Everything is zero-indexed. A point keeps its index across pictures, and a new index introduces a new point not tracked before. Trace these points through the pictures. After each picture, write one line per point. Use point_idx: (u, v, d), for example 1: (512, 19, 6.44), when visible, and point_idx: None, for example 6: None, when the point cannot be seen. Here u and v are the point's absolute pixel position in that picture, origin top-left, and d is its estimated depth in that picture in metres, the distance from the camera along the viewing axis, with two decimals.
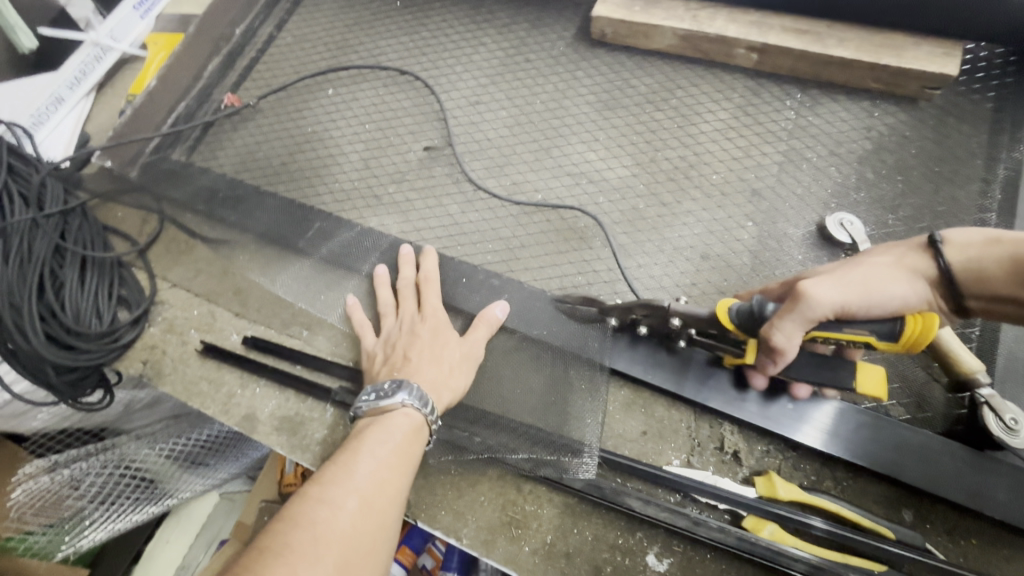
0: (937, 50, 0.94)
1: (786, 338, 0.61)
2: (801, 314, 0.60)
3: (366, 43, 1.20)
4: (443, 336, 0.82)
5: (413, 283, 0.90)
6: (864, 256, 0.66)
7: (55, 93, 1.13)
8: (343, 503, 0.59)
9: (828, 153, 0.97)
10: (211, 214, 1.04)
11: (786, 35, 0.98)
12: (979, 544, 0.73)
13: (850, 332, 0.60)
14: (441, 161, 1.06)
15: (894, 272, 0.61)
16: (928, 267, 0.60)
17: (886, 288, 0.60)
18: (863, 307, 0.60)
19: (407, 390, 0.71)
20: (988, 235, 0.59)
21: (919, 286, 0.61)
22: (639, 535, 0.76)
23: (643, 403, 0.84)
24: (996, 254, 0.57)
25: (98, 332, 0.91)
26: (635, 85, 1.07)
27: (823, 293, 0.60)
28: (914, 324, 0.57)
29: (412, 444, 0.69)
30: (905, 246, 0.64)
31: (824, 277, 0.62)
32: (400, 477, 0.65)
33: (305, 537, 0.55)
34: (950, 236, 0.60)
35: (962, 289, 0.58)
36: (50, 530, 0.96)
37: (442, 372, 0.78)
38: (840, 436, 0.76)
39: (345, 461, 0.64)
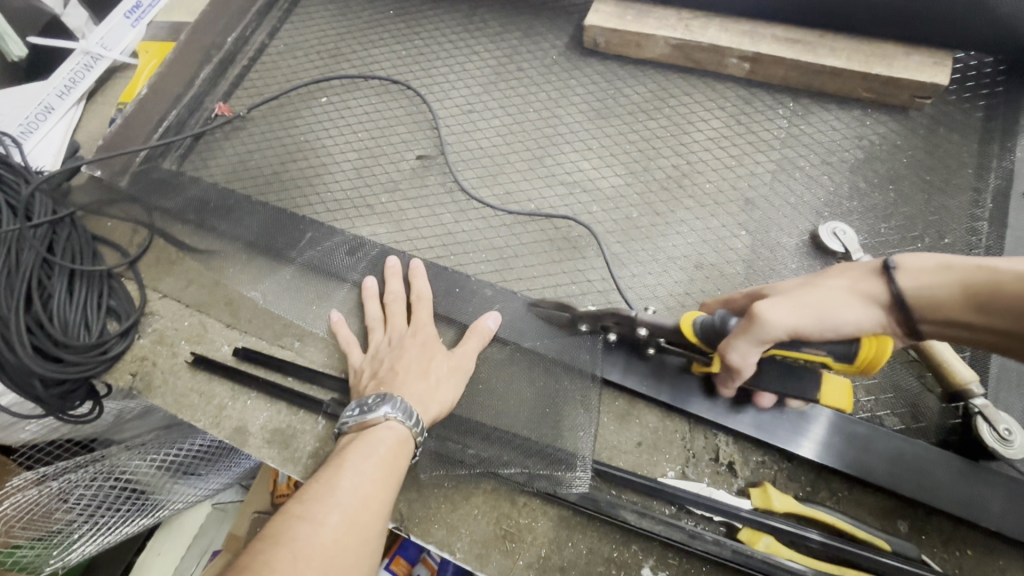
0: (927, 60, 0.94)
1: (741, 357, 0.63)
2: (755, 335, 0.60)
3: (358, 52, 1.19)
4: (430, 350, 0.81)
5: (401, 297, 0.90)
6: (818, 277, 0.63)
7: (44, 101, 1.12)
8: (325, 519, 0.58)
9: (821, 161, 0.97)
10: (201, 223, 1.03)
11: (778, 45, 0.99)
12: (974, 555, 0.72)
13: (808, 352, 0.61)
14: (434, 170, 1.05)
15: (848, 296, 0.58)
16: (882, 292, 0.57)
17: (838, 312, 0.58)
18: (817, 331, 0.58)
19: (390, 402, 0.71)
20: (941, 260, 0.55)
21: (874, 312, 0.57)
22: (634, 548, 0.76)
23: (637, 414, 0.84)
24: (948, 280, 0.54)
25: (86, 345, 0.89)
26: (627, 94, 1.07)
27: (776, 318, 0.58)
28: (869, 348, 0.58)
29: (397, 458, 0.68)
30: (860, 269, 0.61)
31: (778, 298, 0.60)
32: (384, 491, 0.64)
33: (284, 554, 0.54)
34: (904, 261, 0.57)
35: (915, 315, 0.55)
36: (37, 544, 0.94)
37: (429, 385, 0.77)
38: (833, 446, 0.76)
39: (328, 477, 0.63)
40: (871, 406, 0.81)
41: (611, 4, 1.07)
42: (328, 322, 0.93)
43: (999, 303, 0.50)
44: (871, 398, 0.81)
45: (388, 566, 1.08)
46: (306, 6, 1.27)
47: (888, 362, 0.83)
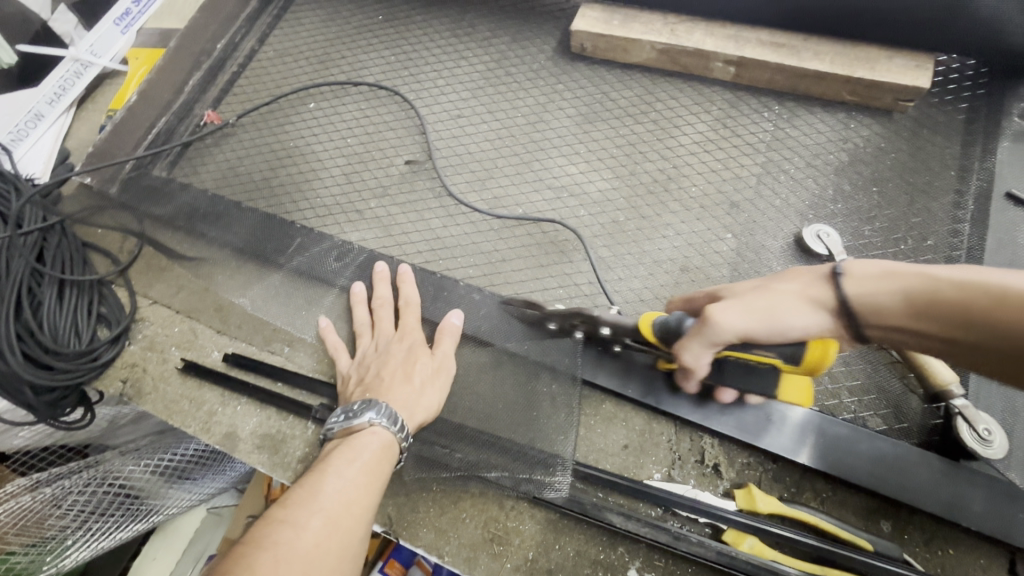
0: (910, 63, 0.95)
1: (694, 358, 0.66)
2: (706, 338, 0.63)
3: (347, 58, 1.20)
4: (415, 354, 0.82)
5: (389, 302, 0.90)
6: (772, 281, 0.64)
7: (34, 109, 1.13)
8: (307, 524, 0.59)
9: (805, 164, 0.98)
10: (191, 230, 1.04)
11: (763, 49, 1.00)
12: (956, 554, 0.73)
13: (758, 353, 0.63)
14: (423, 175, 1.06)
15: (798, 301, 0.60)
16: (829, 299, 0.58)
17: (787, 317, 0.59)
18: (766, 334, 0.60)
19: (375, 408, 0.72)
20: (886, 267, 0.57)
21: (822, 317, 0.59)
22: (621, 550, 0.76)
23: (624, 417, 0.84)
24: (890, 288, 0.55)
25: (77, 352, 0.90)
26: (615, 98, 1.07)
27: (727, 321, 0.61)
28: (814, 350, 0.61)
29: (381, 463, 0.68)
30: (812, 274, 0.62)
31: (730, 302, 0.62)
32: (367, 495, 0.64)
33: (264, 558, 0.54)
34: (851, 269, 0.58)
35: (859, 320, 0.57)
36: (32, 550, 0.95)
37: (414, 391, 0.78)
38: (817, 447, 0.77)
39: (311, 483, 0.63)
40: (855, 407, 0.82)
41: (597, 9, 1.08)
42: (317, 328, 0.94)
43: (938, 312, 0.52)
44: (854, 399, 0.82)
45: (382, 569, 1.09)
46: (296, 12, 1.28)
47: (872, 363, 0.84)
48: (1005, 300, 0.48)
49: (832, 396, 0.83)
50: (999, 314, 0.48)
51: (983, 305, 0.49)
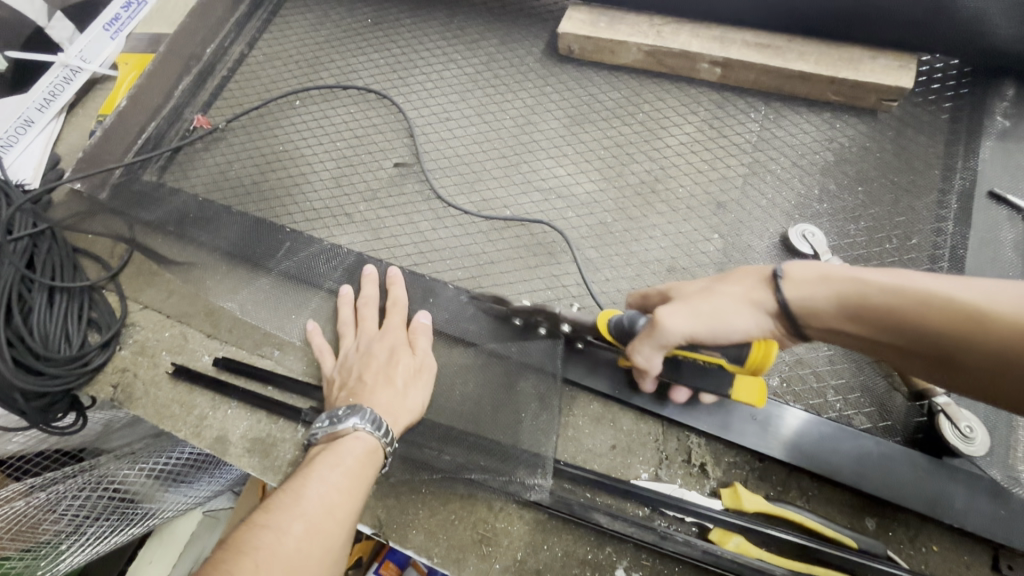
0: (893, 63, 0.96)
1: (645, 359, 0.68)
2: (656, 341, 0.65)
3: (336, 61, 1.20)
4: (396, 355, 0.82)
5: (374, 303, 0.91)
6: (719, 282, 0.66)
7: (25, 115, 1.12)
8: (288, 529, 0.59)
9: (791, 164, 0.99)
10: (181, 235, 1.04)
11: (748, 50, 1.00)
12: (940, 551, 0.74)
13: (704, 353, 0.66)
14: (411, 178, 1.06)
15: (741, 304, 0.62)
16: (770, 301, 0.62)
17: (731, 320, 0.62)
18: (712, 336, 0.63)
19: (359, 414, 0.72)
20: (822, 270, 0.61)
21: (764, 318, 0.63)
22: (608, 549, 0.77)
23: (611, 417, 0.85)
24: (826, 291, 0.59)
25: (68, 357, 0.90)
26: (602, 100, 1.08)
27: (673, 324, 0.63)
28: (756, 352, 0.63)
29: (364, 467, 0.69)
30: (754, 275, 0.64)
31: (678, 304, 0.64)
32: (349, 500, 0.64)
33: (245, 562, 0.55)
34: (791, 271, 0.61)
35: (799, 322, 0.61)
36: (27, 555, 0.94)
37: (398, 393, 0.78)
38: (801, 447, 0.77)
39: (294, 487, 0.64)
40: (840, 405, 0.82)
41: (583, 12, 1.09)
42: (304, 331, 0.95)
43: (869, 315, 0.57)
44: (839, 398, 0.83)
45: (377, 570, 1.10)
46: (285, 16, 1.29)
47: (856, 362, 0.85)
48: (926, 306, 0.53)
49: (817, 395, 0.84)
50: (921, 318, 0.53)
51: (908, 309, 0.54)
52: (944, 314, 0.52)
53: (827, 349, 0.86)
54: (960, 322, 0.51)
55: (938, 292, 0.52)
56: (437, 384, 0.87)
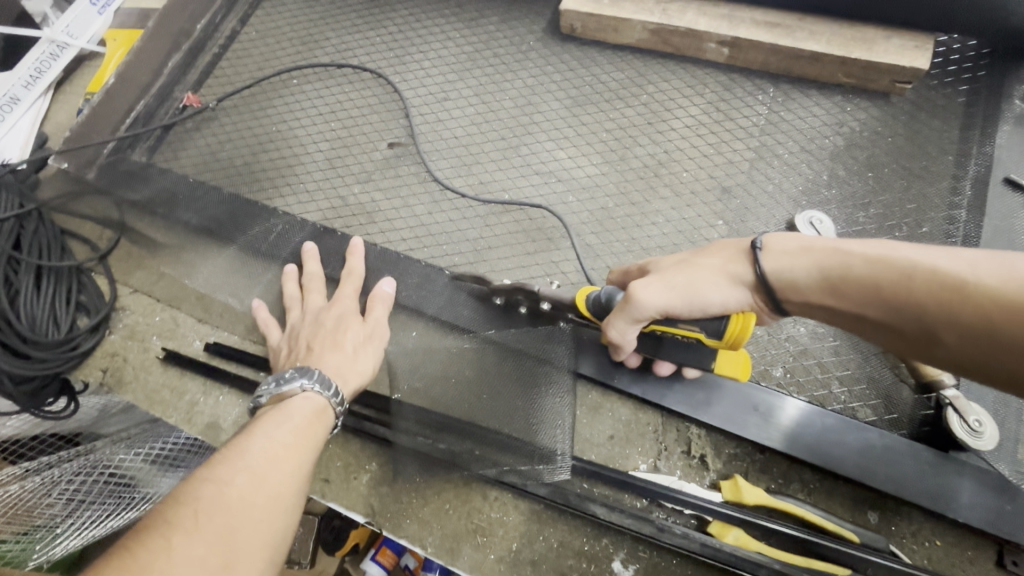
0: (908, 44, 0.92)
1: (620, 333, 0.68)
2: (631, 315, 0.65)
3: (331, 39, 1.17)
4: (344, 321, 0.82)
5: (319, 276, 0.91)
6: (697, 256, 0.67)
7: (9, 92, 1.09)
8: (231, 479, 0.56)
9: (799, 148, 0.95)
10: (172, 217, 1.02)
11: (757, 29, 0.97)
12: (944, 545, 0.72)
13: (683, 327, 0.66)
14: (408, 160, 1.03)
15: (718, 277, 0.63)
16: (747, 274, 0.62)
17: (706, 294, 0.63)
18: (688, 309, 0.64)
19: (307, 374, 0.72)
20: (803, 242, 0.61)
21: (741, 291, 0.63)
22: (605, 541, 0.76)
23: (610, 407, 0.83)
24: (806, 263, 0.59)
25: (55, 341, 0.88)
26: (604, 81, 1.04)
27: (647, 297, 0.63)
28: (735, 324, 0.64)
29: (312, 425, 0.67)
30: (735, 248, 0.65)
31: (653, 278, 0.65)
32: (297, 454, 0.62)
33: (183, 512, 0.51)
34: (770, 243, 0.62)
35: (778, 295, 0.61)
36: (22, 538, 0.92)
37: (346, 357, 0.78)
38: (793, 431, 0.76)
39: (237, 444, 0.61)
40: (844, 397, 0.80)
41: None
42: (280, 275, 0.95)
43: (848, 288, 0.56)
44: (844, 389, 0.81)
45: (374, 556, 1.09)
46: None
47: (862, 353, 0.83)
48: (908, 277, 0.52)
49: (821, 386, 0.82)
50: (902, 290, 0.52)
51: (889, 281, 0.53)
52: (926, 286, 0.51)
53: (833, 340, 0.85)
54: (939, 294, 0.50)
55: (921, 263, 0.52)
56: (433, 372, 0.85)
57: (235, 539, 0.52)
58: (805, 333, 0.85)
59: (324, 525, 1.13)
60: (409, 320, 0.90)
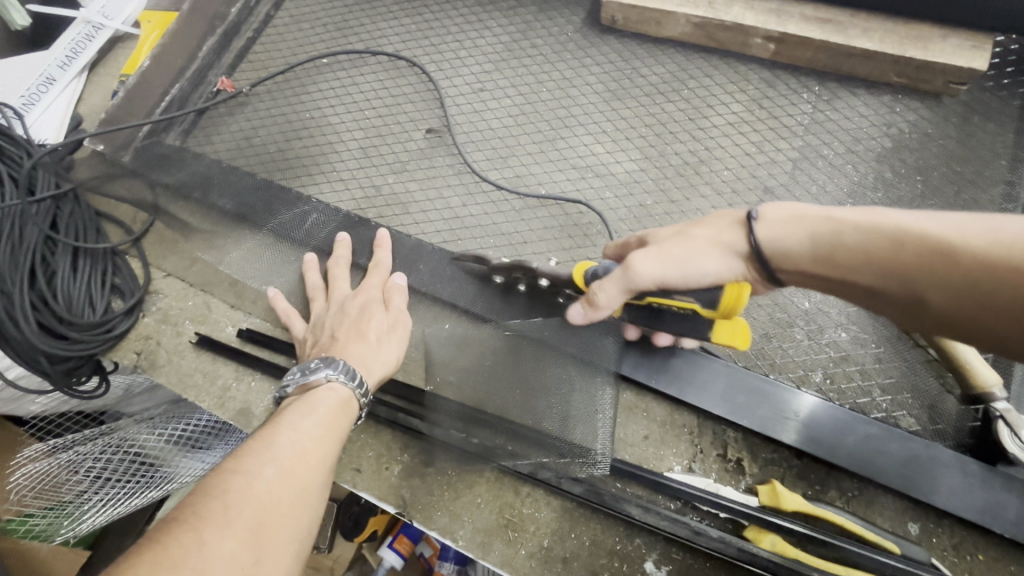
0: (964, 44, 0.90)
1: (609, 298, 0.66)
2: (626, 283, 0.65)
3: (366, 25, 1.15)
4: (368, 311, 0.81)
5: (345, 265, 0.90)
6: (690, 226, 0.67)
7: (46, 73, 1.10)
8: (259, 472, 0.56)
9: (845, 149, 0.93)
10: (205, 202, 1.02)
11: (806, 25, 0.95)
12: (986, 560, 0.71)
13: (679, 299, 0.67)
14: (442, 150, 1.02)
15: (714, 248, 0.64)
16: (741, 244, 0.63)
17: (700, 264, 0.63)
18: (683, 281, 0.64)
19: (332, 365, 0.70)
20: (796, 211, 0.61)
21: (734, 261, 0.64)
22: (638, 541, 0.75)
23: (645, 407, 0.82)
24: (799, 231, 0.60)
25: (91, 323, 0.88)
26: (645, 74, 1.02)
27: (643, 268, 0.64)
28: (729, 293, 0.64)
29: (339, 417, 0.67)
30: (729, 218, 0.65)
31: (649, 251, 0.65)
32: (323, 447, 0.62)
33: (213, 504, 0.51)
34: (765, 213, 0.62)
35: (770, 265, 0.61)
36: (49, 513, 0.95)
37: (371, 348, 0.77)
38: (814, 433, 0.75)
39: (264, 436, 0.60)
40: (887, 406, 0.79)
41: None
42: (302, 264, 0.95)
43: (841, 256, 0.56)
44: (887, 398, 0.80)
45: (392, 544, 1.09)
46: None
47: (906, 362, 0.82)
48: (898, 243, 0.53)
49: (862, 393, 0.81)
50: (898, 257, 0.52)
51: (883, 247, 0.54)
52: (919, 252, 0.51)
53: (876, 347, 0.83)
54: (932, 259, 0.50)
55: (916, 229, 0.52)
56: (468, 365, 0.84)
57: (265, 534, 0.52)
58: (847, 338, 0.84)
59: (343, 512, 1.13)
60: (442, 312, 0.89)
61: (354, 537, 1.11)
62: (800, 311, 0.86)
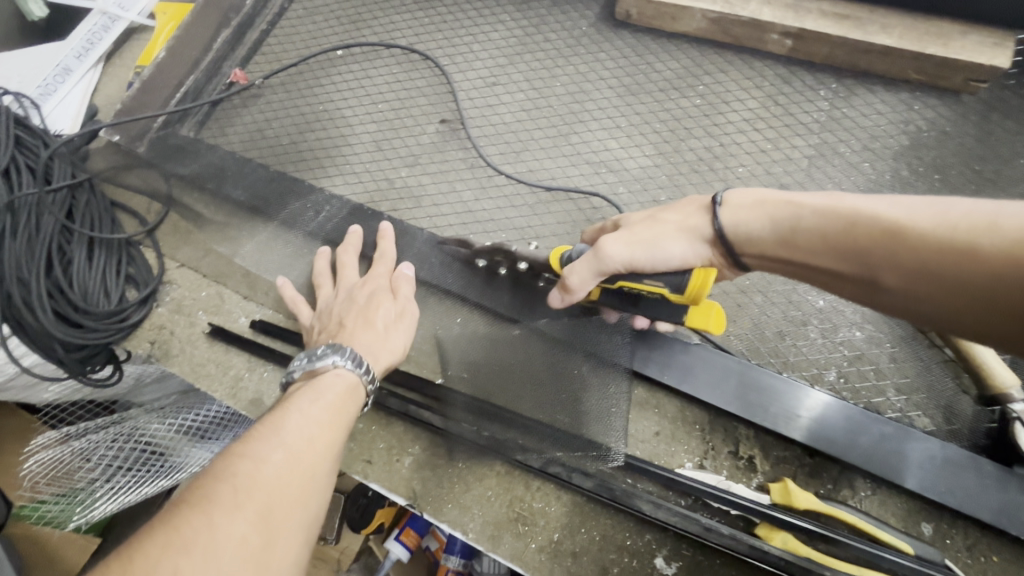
0: (985, 41, 0.90)
1: (580, 280, 0.68)
2: (596, 265, 0.66)
3: (380, 18, 1.15)
4: (378, 300, 0.81)
5: (354, 255, 0.90)
6: (661, 212, 0.70)
7: (62, 64, 1.12)
8: (268, 457, 0.56)
9: (862, 147, 0.92)
10: (219, 193, 1.02)
11: (825, 20, 0.94)
12: (999, 562, 0.71)
13: (648, 283, 0.67)
14: (455, 144, 1.02)
15: (679, 232, 0.67)
16: (706, 229, 0.66)
17: (667, 247, 0.66)
18: (650, 263, 0.67)
19: (339, 351, 0.70)
20: (758, 196, 0.64)
21: (700, 245, 0.67)
22: (648, 537, 0.75)
23: (656, 403, 0.82)
24: (761, 215, 0.63)
25: (106, 312, 0.89)
26: (659, 70, 1.02)
27: (612, 250, 0.66)
28: (696, 279, 0.65)
29: (346, 404, 0.67)
30: (695, 204, 0.69)
31: (620, 234, 0.67)
32: (331, 433, 0.62)
33: (223, 487, 0.52)
34: (729, 198, 0.65)
35: (736, 249, 0.65)
36: (62, 499, 0.97)
37: (378, 336, 0.77)
38: (823, 428, 0.75)
39: (272, 420, 0.61)
40: (901, 405, 0.79)
41: None
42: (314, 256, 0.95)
43: (799, 237, 0.60)
44: (902, 397, 0.79)
45: (399, 536, 1.10)
46: None
47: (921, 362, 0.81)
48: (853, 224, 0.56)
49: (877, 392, 0.80)
50: (849, 238, 0.56)
51: (836, 229, 0.57)
52: (868, 232, 0.54)
53: (890, 346, 0.83)
54: (880, 239, 0.53)
55: (865, 211, 0.55)
56: (480, 359, 0.85)
57: (275, 517, 0.53)
58: (861, 338, 0.84)
59: (350, 503, 1.13)
60: (453, 306, 0.89)
61: (361, 528, 1.12)
62: (814, 309, 0.86)
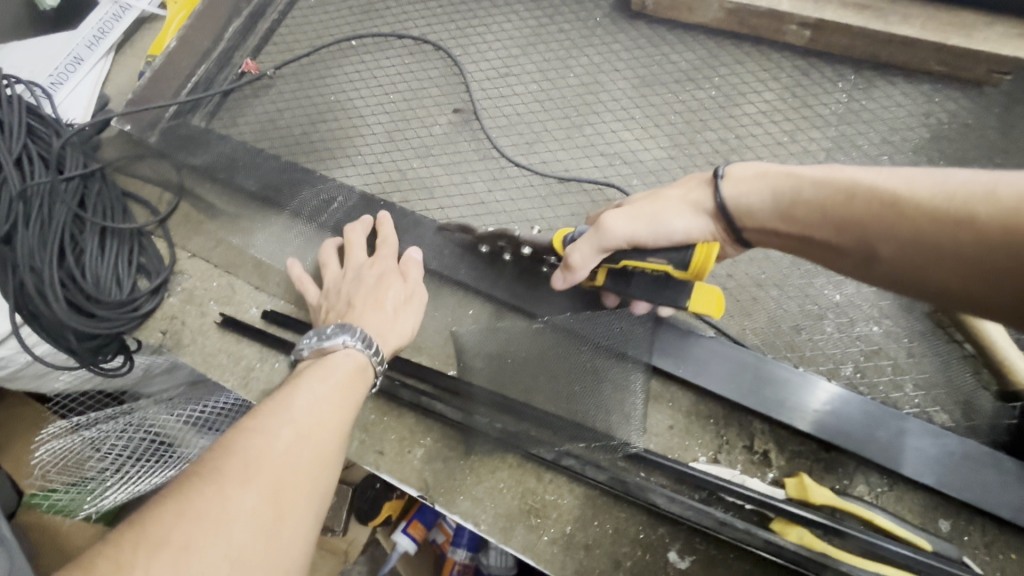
0: (1008, 32, 0.88)
1: (581, 258, 0.69)
2: (597, 242, 0.68)
3: (392, 8, 1.14)
4: (387, 281, 0.81)
5: (360, 236, 0.89)
6: (663, 189, 0.70)
7: (74, 53, 1.12)
8: (277, 433, 0.56)
9: (881, 140, 0.91)
10: (230, 183, 1.02)
11: (845, 11, 0.93)
12: (1018, 559, 0.70)
13: (651, 261, 0.68)
14: (467, 135, 1.02)
15: (682, 205, 0.67)
16: (709, 202, 0.66)
17: (670, 222, 0.66)
18: (653, 238, 0.67)
19: (349, 331, 0.70)
20: (759, 169, 0.64)
21: (703, 218, 0.66)
22: (661, 530, 0.75)
23: (670, 397, 0.81)
24: (761, 187, 0.62)
25: (118, 301, 0.89)
26: (674, 61, 1.01)
27: (614, 224, 0.67)
28: (698, 255, 0.66)
29: (355, 383, 0.67)
30: (698, 179, 0.69)
31: (622, 210, 0.68)
32: (340, 412, 0.62)
33: (233, 460, 0.52)
34: (731, 171, 0.65)
35: (736, 222, 0.64)
36: (71, 490, 0.97)
37: (388, 318, 0.77)
38: (836, 418, 0.74)
39: (281, 397, 0.60)
40: (919, 401, 0.78)
41: None
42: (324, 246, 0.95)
43: (797, 209, 0.59)
44: (919, 393, 0.79)
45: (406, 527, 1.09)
46: None
47: (940, 357, 0.80)
48: (851, 195, 0.55)
49: (894, 388, 0.79)
50: (847, 208, 0.55)
51: (835, 200, 0.56)
52: (866, 202, 0.53)
53: (909, 341, 0.82)
54: (878, 209, 0.52)
55: (865, 182, 0.54)
56: (492, 351, 0.84)
57: (285, 492, 0.52)
58: (879, 332, 0.83)
59: (359, 495, 1.13)
60: (466, 298, 0.89)
61: (369, 520, 1.12)
62: (831, 304, 0.85)
